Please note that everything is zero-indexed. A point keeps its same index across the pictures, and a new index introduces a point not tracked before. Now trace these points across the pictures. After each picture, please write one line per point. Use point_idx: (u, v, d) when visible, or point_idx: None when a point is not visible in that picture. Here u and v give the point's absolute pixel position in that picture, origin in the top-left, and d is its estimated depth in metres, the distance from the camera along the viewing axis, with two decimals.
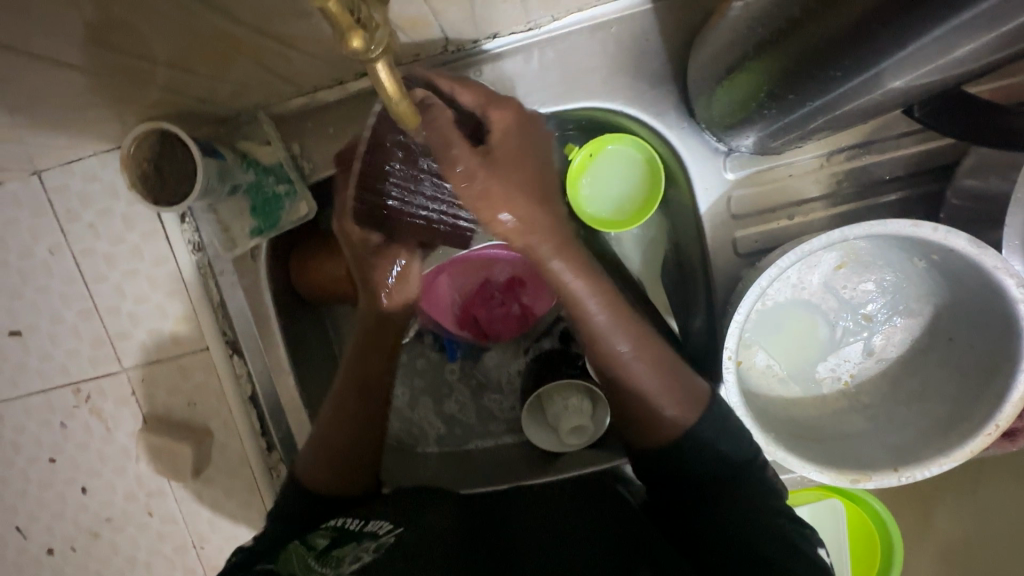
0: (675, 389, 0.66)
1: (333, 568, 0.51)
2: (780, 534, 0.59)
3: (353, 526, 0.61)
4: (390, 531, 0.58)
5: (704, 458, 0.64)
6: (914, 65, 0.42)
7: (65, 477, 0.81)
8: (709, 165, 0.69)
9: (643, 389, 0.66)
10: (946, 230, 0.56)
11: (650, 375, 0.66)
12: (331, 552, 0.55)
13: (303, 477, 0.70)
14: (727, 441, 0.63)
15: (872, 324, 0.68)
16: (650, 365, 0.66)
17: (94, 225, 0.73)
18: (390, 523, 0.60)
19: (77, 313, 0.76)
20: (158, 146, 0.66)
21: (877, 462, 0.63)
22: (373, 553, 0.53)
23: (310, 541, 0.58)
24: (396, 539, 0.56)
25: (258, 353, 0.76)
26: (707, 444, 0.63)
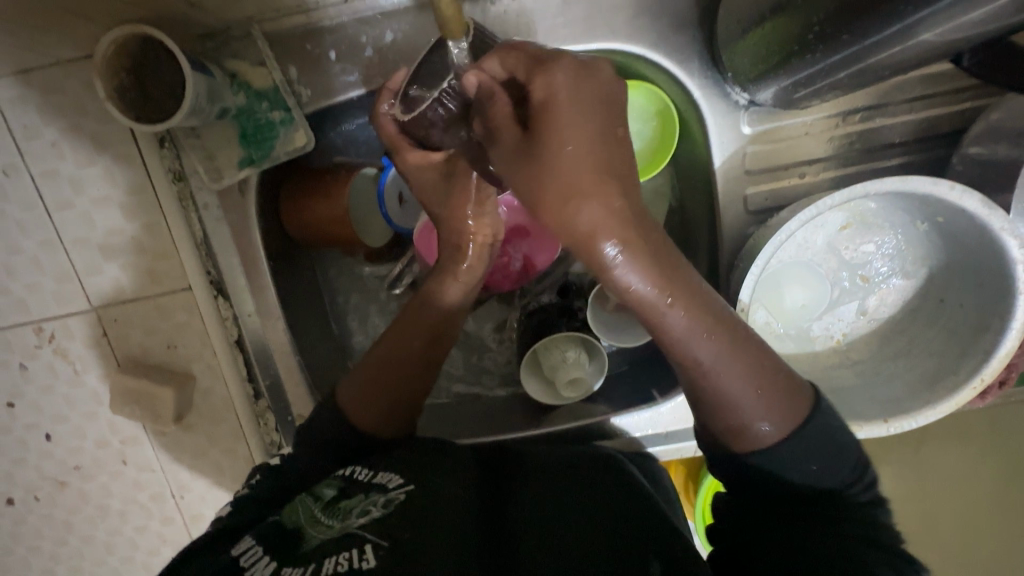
0: (773, 400, 0.54)
1: (339, 522, 0.54)
2: (867, 557, 0.47)
3: (365, 473, 0.61)
4: (399, 486, 0.57)
5: (790, 475, 0.53)
6: (947, 16, 0.42)
7: (27, 422, 0.75)
8: (727, 118, 0.68)
9: (744, 406, 0.54)
10: (961, 189, 0.57)
11: (746, 386, 0.53)
12: (338, 504, 0.56)
13: (349, 403, 0.66)
14: (819, 458, 0.53)
15: (870, 285, 0.71)
16: (742, 369, 0.54)
17: (58, 144, 0.65)
18: (400, 476, 0.59)
19: (37, 244, 0.68)
20: (139, 55, 0.58)
21: (868, 412, 0.66)
22: (381, 509, 0.54)
23: (318, 489, 0.59)
24: (404, 497, 0.55)
25: (247, 294, 0.71)
26: (798, 459, 0.53)
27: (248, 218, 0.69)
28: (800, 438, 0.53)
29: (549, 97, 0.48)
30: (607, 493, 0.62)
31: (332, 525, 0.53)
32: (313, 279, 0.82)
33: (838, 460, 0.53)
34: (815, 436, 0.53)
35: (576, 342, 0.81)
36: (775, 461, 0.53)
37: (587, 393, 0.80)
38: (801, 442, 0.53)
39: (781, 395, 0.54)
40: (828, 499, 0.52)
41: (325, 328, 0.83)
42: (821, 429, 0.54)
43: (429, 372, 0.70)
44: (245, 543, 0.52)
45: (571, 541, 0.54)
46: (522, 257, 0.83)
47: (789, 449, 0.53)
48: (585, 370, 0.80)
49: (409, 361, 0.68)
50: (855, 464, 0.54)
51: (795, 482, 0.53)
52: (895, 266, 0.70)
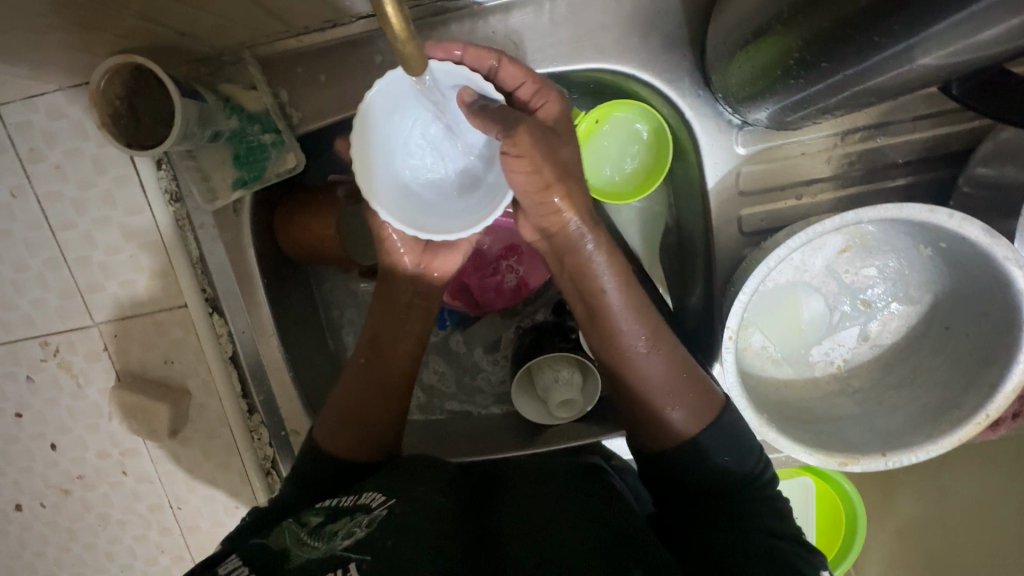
0: (689, 397, 0.62)
1: (323, 545, 0.52)
2: (778, 550, 0.54)
3: (348, 499, 0.59)
4: (383, 504, 0.56)
5: (710, 469, 0.59)
6: (949, 41, 0.39)
7: (33, 433, 0.77)
8: (719, 138, 0.66)
9: (659, 396, 0.62)
10: (961, 218, 0.55)
11: (665, 374, 0.62)
12: (323, 527, 0.55)
13: (323, 440, 0.67)
14: (730, 451, 0.60)
15: (871, 310, 0.68)
16: (662, 362, 0.63)
17: (61, 167, 0.68)
18: (383, 494, 0.58)
19: (43, 262, 0.71)
20: (130, 82, 0.60)
21: (866, 446, 0.64)
22: (366, 529, 0.53)
23: (306, 515, 0.57)
24: (387, 513, 0.54)
25: (240, 312, 0.72)
26: (713, 454, 0.60)
27: (242, 239, 0.70)
28: (714, 434, 0.60)
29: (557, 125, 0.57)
30: (583, 501, 0.61)
31: (318, 546, 0.52)
32: (308, 296, 0.83)
33: (746, 455, 0.60)
34: (723, 434, 0.60)
35: (570, 361, 0.80)
36: (695, 451, 0.60)
37: (581, 413, 0.80)
38: (716, 433, 0.60)
39: (693, 388, 0.62)
40: (741, 495, 0.59)
41: (319, 344, 0.84)
42: (729, 428, 0.61)
43: (390, 400, 0.70)
44: (231, 567, 0.51)
45: (551, 543, 0.54)
46: (516, 275, 0.84)
47: (710, 439, 0.60)
48: (578, 391, 0.79)
49: (389, 384, 0.70)
50: (756, 462, 0.61)
51: (715, 478, 0.59)
52: (897, 291, 0.67)
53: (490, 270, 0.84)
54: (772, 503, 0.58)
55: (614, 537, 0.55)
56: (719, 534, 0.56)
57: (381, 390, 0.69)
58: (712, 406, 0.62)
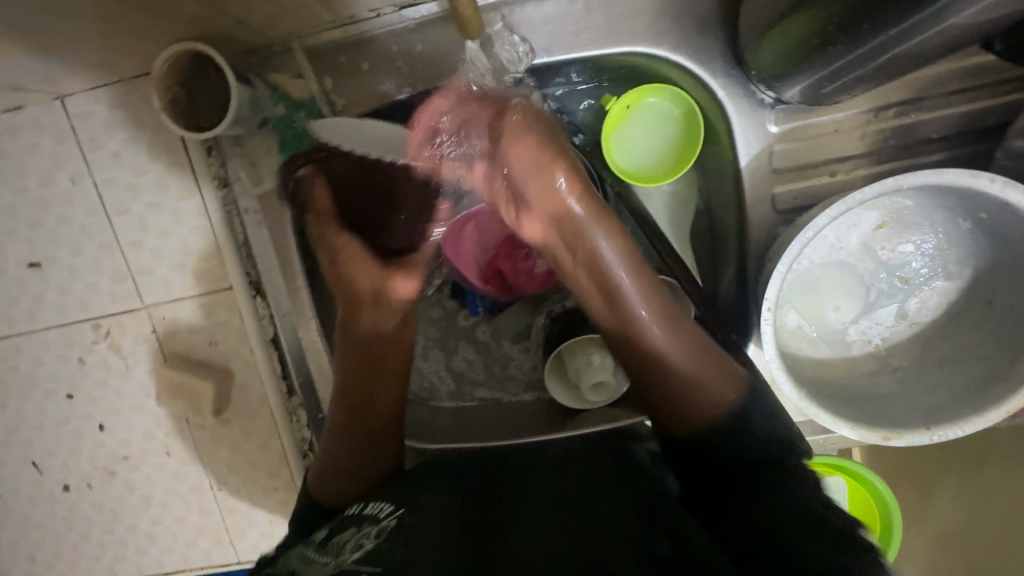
0: (715, 375, 0.63)
1: (333, 557, 0.49)
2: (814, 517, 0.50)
3: (355, 510, 0.59)
4: (391, 514, 0.55)
5: (743, 444, 0.59)
6: None
7: (83, 413, 0.80)
8: (753, 117, 0.67)
9: (688, 381, 0.63)
10: (1004, 183, 0.55)
11: (686, 353, 0.64)
12: (331, 541, 0.53)
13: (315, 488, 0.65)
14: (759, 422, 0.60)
15: (909, 287, 0.68)
16: (675, 343, 0.65)
17: (118, 154, 0.71)
18: (390, 505, 0.57)
19: (98, 245, 0.74)
20: (189, 70, 0.64)
21: (909, 421, 0.63)
22: (375, 539, 0.51)
23: (310, 536, 0.56)
24: (396, 523, 0.53)
25: (282, 293, 0.75)
26: (743, 430, 0.60)
27: (285, 224, 0.72)
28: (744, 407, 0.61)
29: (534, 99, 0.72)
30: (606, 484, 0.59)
31: (327, 560, 0.49)
32: None
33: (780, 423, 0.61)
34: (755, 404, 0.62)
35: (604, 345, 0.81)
36: (729, 429, 0.60)
37: (613, 397, 0.82)
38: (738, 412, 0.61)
39: (709, 368, 0.64)
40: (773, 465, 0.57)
41: None
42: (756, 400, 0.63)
43: (372, 438, 0.67)
44: None
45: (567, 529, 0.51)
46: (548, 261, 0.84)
47: (740, 412, 0.61)
48: (610, 374, 0.80)
49: (374, 430, 0.67)
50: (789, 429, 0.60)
51: (747, 452, 0.58)
52: (935, 267, 0.66)
53: (522, 255, 0.82)
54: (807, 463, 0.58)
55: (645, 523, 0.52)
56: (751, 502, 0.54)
57: (366, 435, 0.67)
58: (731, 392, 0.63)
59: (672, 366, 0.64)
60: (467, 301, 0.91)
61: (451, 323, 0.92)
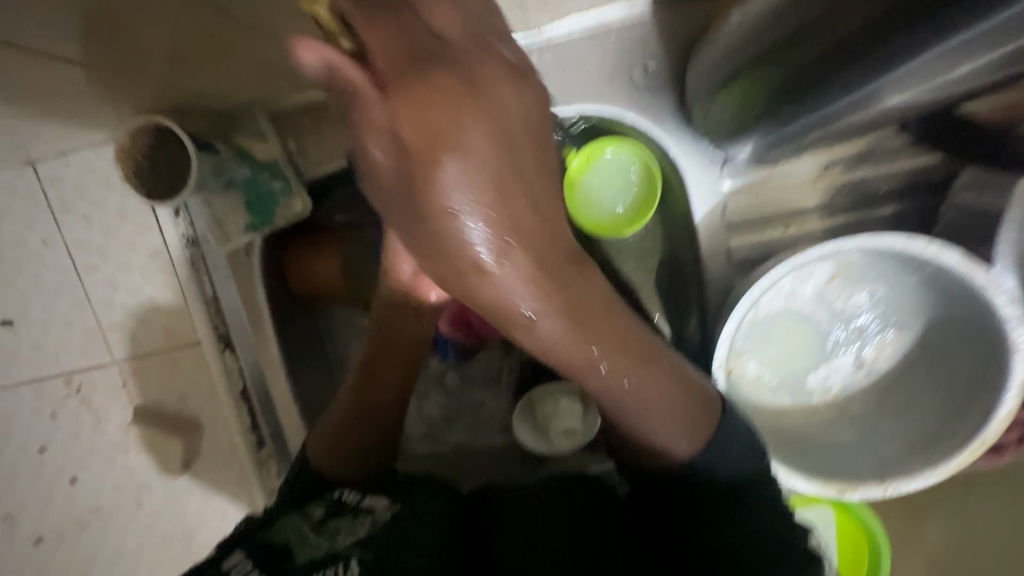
0: (684, 424, 0.55)
1: (327, 543, 0.55)
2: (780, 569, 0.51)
3: (352, 495, 0.63)
4: (387, 507, 0.60)
5: (713, 476, 0.56)
6: (916, 79, 0.41)
7: (54, 467, 0.81)
8: (706, 172, 0.69)
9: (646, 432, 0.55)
10: (939, 246, 0.57)
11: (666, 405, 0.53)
12: (327, 524, 0.58)
13: (312, 452, 0.67)
14: (741, 456, 0.57)
15: (863, 336, 0.69)
16: (656, 397, 0.52)
17: (88, 216, 0.73)
18: (387, 500, 0.62)
19: (69, 303, 0.75)
20: (154, 139, 0.65)
21: (864, 473, 0.63)
22: (369, 528, 0.56)
23: (308, 508, 0.60)
24: (392, 516, 0.58)
25: (250, 348, 0.75)
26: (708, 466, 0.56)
27: (252, 280, 0.74)
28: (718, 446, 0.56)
29: (462, 47, 0.40)
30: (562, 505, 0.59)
31: (322, 543, 0.55)
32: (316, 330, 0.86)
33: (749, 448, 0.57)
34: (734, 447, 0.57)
35: (572, 391, 0.82)
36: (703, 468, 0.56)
37: (581, 444, 0.81)
38: (723, 437, 0.57)
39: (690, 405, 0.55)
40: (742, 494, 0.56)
41: None
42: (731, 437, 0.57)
43: (375, 423, 0.69)
44: (233, 560, 0.53)
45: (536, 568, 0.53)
46: None
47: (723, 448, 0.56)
48: (578, 420, 0.81)
49: (378, 413, 0.69)
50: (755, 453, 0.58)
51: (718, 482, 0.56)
52: (887, 317, 0.68)
53: None
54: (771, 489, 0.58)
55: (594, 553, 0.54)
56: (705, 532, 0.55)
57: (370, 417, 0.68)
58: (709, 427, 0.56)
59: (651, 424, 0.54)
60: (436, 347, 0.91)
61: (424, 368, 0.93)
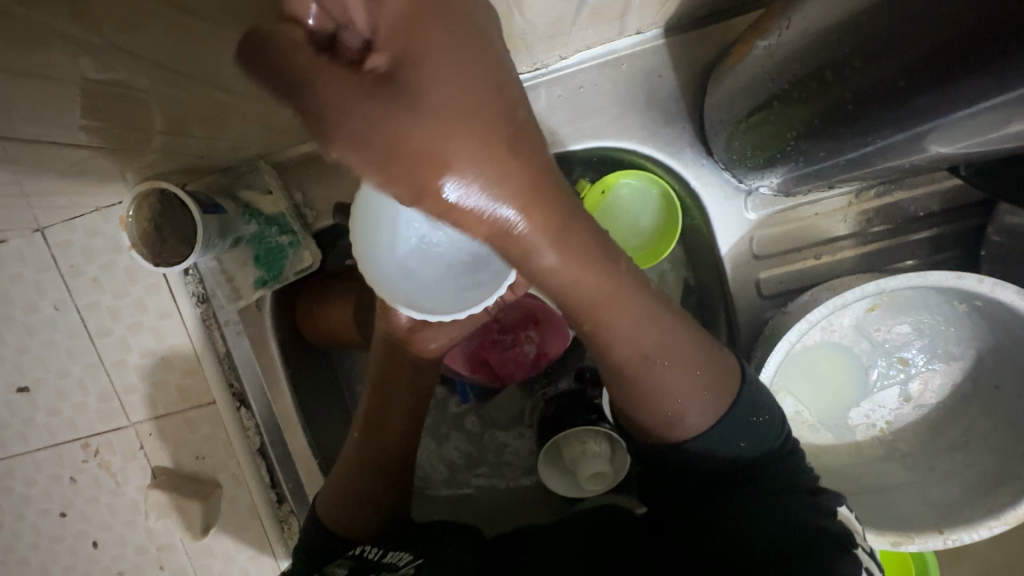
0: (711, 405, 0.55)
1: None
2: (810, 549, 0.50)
3: (372, 552, 0.60)
4: (411, 562, 0.57)
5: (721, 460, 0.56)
6: (965, 132, 0.37)
7: (76, 531, 0.80)
8: (729, 204, 0.65)
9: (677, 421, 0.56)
10: (993, 282, 0.54)
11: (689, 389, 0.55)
12: None
13: (321, 509, 0.68)
14: (747, 437, 0.56)
15: (908, 368, 0.65)
16: (685, 382, 0.55)
17: (98, 279, 0.72)
18: (410, 553, 0.60)
19: (83, 367, 0.74)
20: (159, 205, 0.65)
21: (919, 520, 0.58)
22: None
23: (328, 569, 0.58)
24: (416, 572, 0.56)
25: (265, 405, 0.74)
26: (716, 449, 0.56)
27: (266, 335, 0.73)
28: (723, 425, 0.55)
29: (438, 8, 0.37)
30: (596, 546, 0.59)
31: None
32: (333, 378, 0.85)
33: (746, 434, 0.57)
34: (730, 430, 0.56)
35: (598, 433, 0.77)
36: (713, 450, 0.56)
37: (612, 485, 0.77)
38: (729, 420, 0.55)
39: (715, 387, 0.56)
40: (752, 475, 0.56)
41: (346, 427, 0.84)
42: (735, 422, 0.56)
43: (385, 476, 0.69)
44: None
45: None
46: (535, 345, 0.83)
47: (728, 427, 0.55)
48: (608, 463, 0.76)
49: (385, 460, 0.69)
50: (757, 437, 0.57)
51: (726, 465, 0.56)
52: (934, 349, 0.64)
53: (507, 342, 0.83)
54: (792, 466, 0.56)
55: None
56: (733, 529, 0.54)
57: (378, 467, 0.68)
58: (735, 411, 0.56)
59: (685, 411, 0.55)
60: (456, 389, 0.89)
61: (444, 409, 0.90)
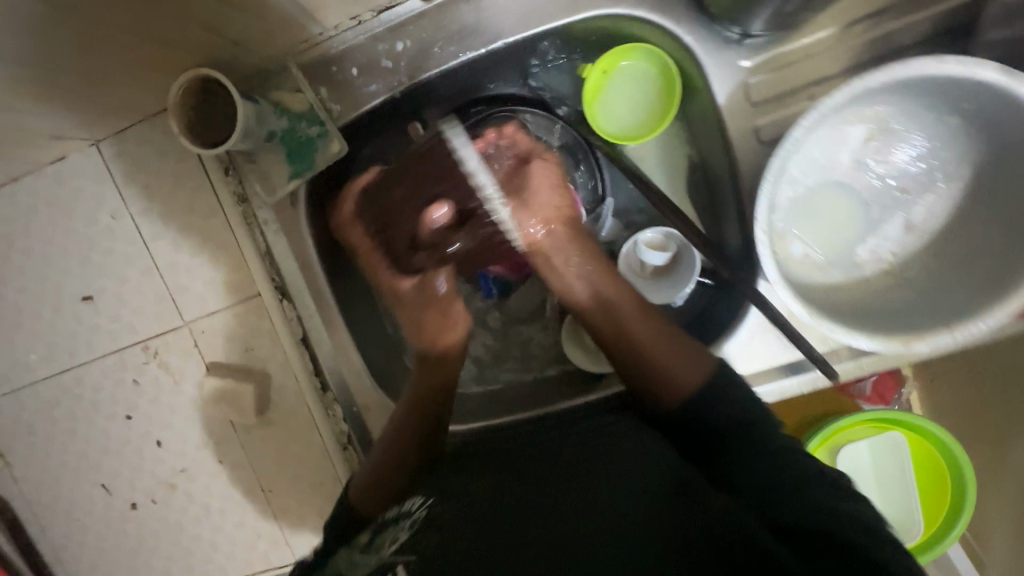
0: (676, 351, 0.64)
1: (374, 556, 0.56)
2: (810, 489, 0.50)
3: (393, 510, 0.64)
4: (421, 506, 0.61)
5: (709, 415, 0.59)
6: None
7: (141, 431, 0.86)
8: (722, 54, 0.69)
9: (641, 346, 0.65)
10: (972, 62, 0.57)
11: (644, 327, 0.66)
12: (374, 540, 0.59)
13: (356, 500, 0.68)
14: (733, 403, 0.59)
15: (910, 197, 0.68)
16: (638, 317, 0.66)
17: (149, 186, 0.79)
18: (422, 498, 0.63)
19: (139, 272, 0.81)
20: (199, 98, 0.71)
21: (929, 324, 0.62)
22: (407, 531, 0.57)
23: (356, 539, 0.62)
24: (425, 515, 0.58)
25: (305, 294, 0.79)
26: (706, 406, 0.60)
27: (301, 229, 0.78)
28: (705, 391, 0.61)
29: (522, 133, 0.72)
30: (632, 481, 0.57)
31: (370, 559, 0.56)
32: None
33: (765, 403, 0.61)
34: (739, 406, 0.59)
35: None
36: (696, 405, 0.60)
37: None
38: (708, 386, 0.61)
39: (677, 345, 0.64)
40: (751, 426, 0.57)
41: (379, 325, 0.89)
42: (723, 387, 0.61)
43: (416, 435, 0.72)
44: None
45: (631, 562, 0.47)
46: None
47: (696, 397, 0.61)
48: None
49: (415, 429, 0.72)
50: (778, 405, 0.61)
51: (715, 420, 0.59)
52: (931, 173, 0.67)
53: None
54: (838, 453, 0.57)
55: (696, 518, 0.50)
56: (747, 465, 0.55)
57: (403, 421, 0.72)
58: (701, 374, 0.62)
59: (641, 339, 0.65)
60: (479, 284, 0.93)
61: (470, 310, 0.95)
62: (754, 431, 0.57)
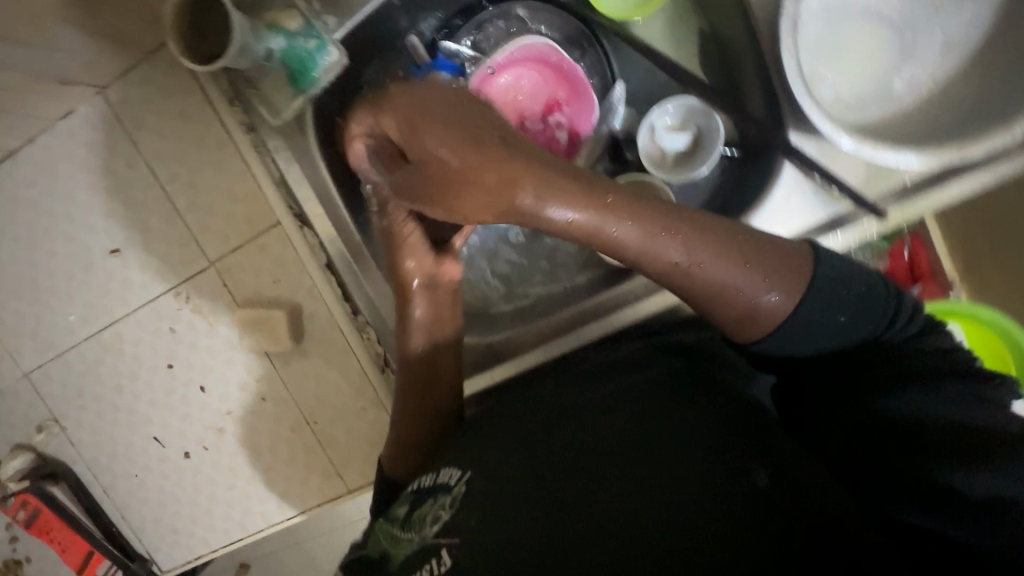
0: (777, 275, 0.56)
1: (416, 533, 0.56)
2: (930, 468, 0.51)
3: (428, 478, 0.62)
4: (459, 480, 0.58)
5: (823, 335, 0.56)
6: None
7: (183, 379, 0.87)
8: None
9: (719, 294, 0.56)
10: None
11: (733, 268, 0.55)
12: (412, 516, 0.58)
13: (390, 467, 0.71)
14: (846, 309, 0.56)
15: (944, 10, 0.63)
16: (727, 261, 0.55)
17: (161, 128, 0.80)
18: (458, 470, 0.60)
19: (162, 217, 0.82)
20: (194, 18, 0.71)
21: (978, 131, 0.60)
22: (450, 509, 0.56)
23: (392, 510, 0.62)
24: (466, 489, 0.57)
25: (323, 217, 0.78)
26: (798, 329, 0.56)
27: (311, 155, 0.77)
28: (809, 297, 0.56)
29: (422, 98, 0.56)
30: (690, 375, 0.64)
31: (411, 538, 0.56)
32: None
33: (864, 314, 0.56)
34: (816, 308, 0.55)
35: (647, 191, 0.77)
36: (785, 330, 0.56)
37: None
38: (814, 300, 0.56)
39: (776, 262, 0.56)
40: (870, 351, 0.56)
41: None
42: (823, 300, 0.56)
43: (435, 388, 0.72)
44: None
45: (654, 499, 0.50)
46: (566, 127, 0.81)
47: (795, 318, 0.56)
48: None
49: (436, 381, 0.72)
50: (886, 312, 0.56)
51: (832, 342, 0.57)
52: None
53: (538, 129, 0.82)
54: (944, 397, 0.53)
55: (740, 448, 0.53)
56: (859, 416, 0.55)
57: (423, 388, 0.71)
58: (799, 285, 0.56)
59: (726, 283, 0.56)
60: None
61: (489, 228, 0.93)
62: (875, 357, 0.56)
